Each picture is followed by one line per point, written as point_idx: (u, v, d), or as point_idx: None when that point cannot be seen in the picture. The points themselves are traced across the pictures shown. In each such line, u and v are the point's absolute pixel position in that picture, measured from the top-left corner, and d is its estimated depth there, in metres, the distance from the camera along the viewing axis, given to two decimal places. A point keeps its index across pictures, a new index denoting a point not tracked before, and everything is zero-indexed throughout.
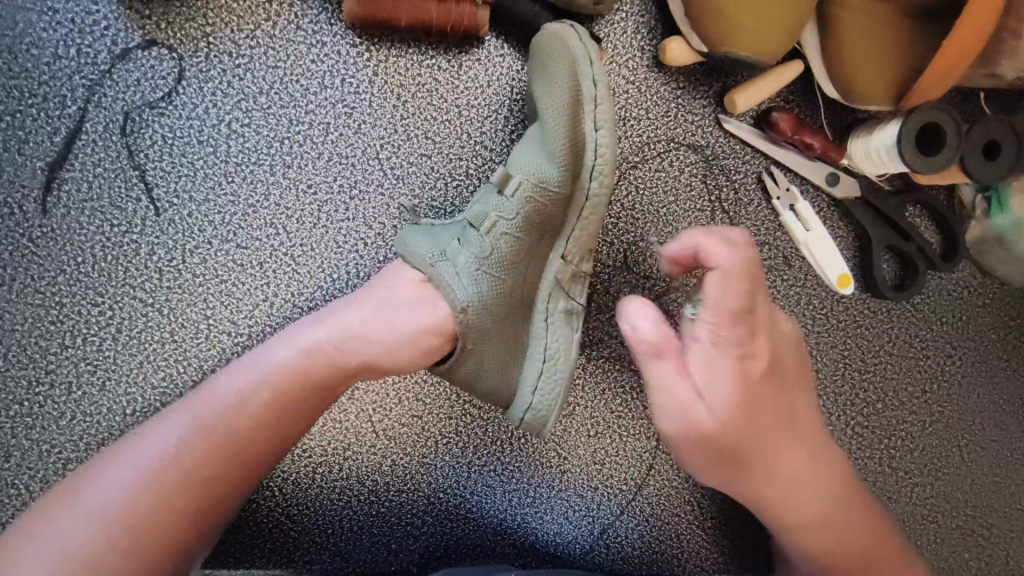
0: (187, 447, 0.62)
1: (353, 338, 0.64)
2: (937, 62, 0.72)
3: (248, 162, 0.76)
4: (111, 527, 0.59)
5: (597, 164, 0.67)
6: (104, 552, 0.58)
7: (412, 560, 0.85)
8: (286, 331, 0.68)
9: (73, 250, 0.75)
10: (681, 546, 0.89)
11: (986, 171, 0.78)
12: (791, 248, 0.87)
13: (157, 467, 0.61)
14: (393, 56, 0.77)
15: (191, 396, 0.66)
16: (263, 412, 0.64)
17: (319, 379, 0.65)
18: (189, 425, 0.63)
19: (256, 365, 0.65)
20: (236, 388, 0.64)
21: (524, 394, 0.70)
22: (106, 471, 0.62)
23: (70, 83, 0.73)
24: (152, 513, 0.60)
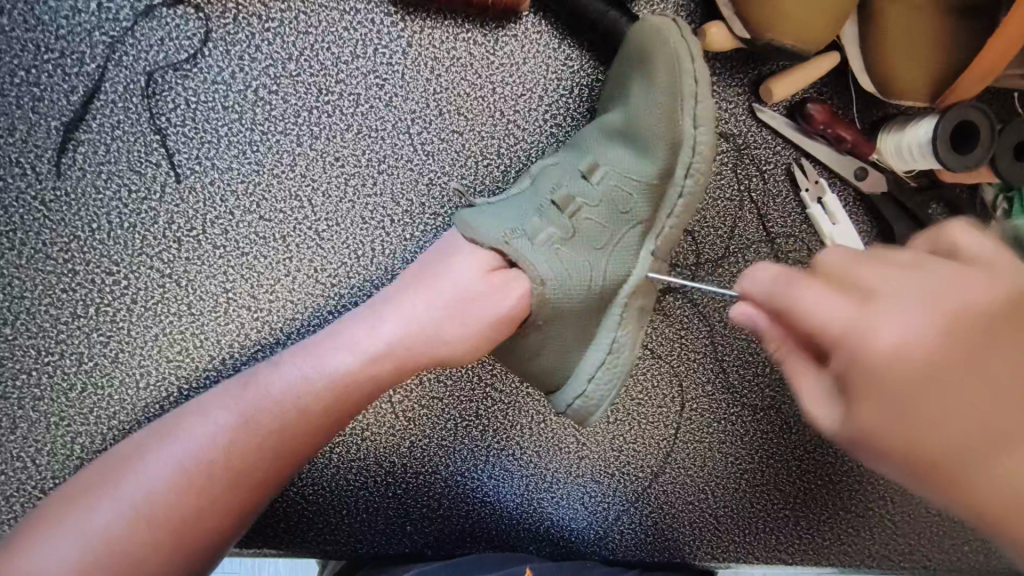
0: (236, 445, 0.58)
1: (426, 335, 0.61)
2: (969, 74, 0.73)
3: (274, 131, 0.74)
4: (153, 529, 0.55)
5: (694, 160, 0.67)
6: (144, 550, 0.55)
7: (426, 543, 0.84)
8: (345, 325, 0.62)
9: (89, 215, 0.71)
10: (693, 533, 0.90)
11: (1014, 172, 0.79)
12: (815, 241, 0.87)
13: (200, 466, 0.57)
14: (428, 27, 0.75)
15: (238, 387, 0.61)
16: (319, 412, 0.60)
17: (382, 379, 0.61)
18: (237, 420, 0.59)
19: (316, 363, 0.60)
20: (293, 388, 0.59)
21: (580, 379, 0.68)
22: (145, 459, 0.58)
23: (90, 39, 0.70)
24: (196, 513, 0.57)
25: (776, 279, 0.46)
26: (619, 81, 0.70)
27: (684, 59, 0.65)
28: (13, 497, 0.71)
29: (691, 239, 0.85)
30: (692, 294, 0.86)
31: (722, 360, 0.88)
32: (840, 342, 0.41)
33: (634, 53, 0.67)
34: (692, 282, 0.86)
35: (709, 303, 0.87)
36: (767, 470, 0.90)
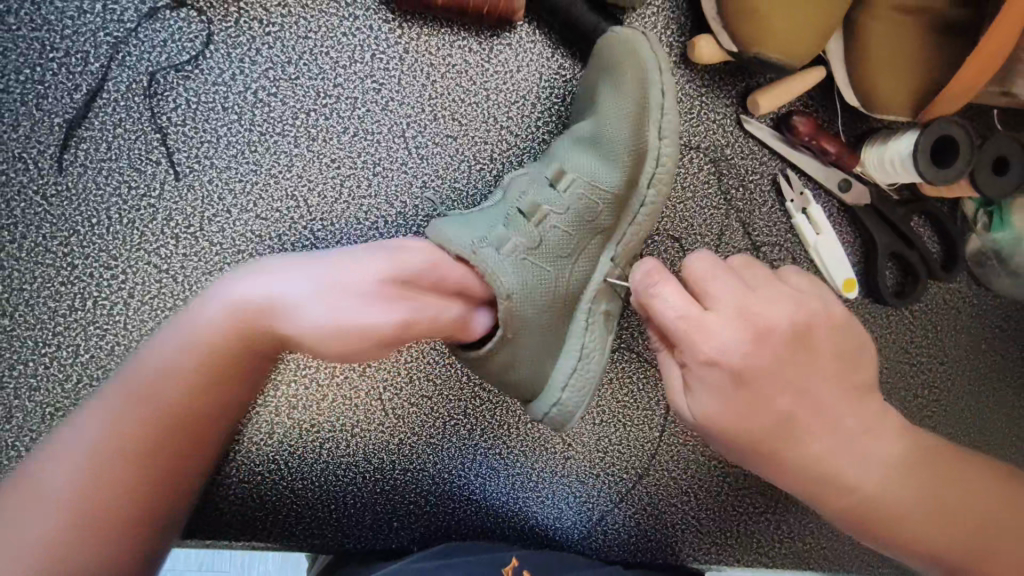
0: (167, 415, 0.61)
1: (353, 315, 0.63)
2: (954, 83, 0.75)
3: (272, 132, 0.76)
4: (102, 513, 0.58)
5: (658, 167, 0.70)
6: (88, 526, 0.57)
7: (412, 539, 0.86)
8: (268, 303, 0.64)
9: (89, 210, 0.73)
10: (676, 535, 0.91)
11: (993, 186, 0.81)
12: (799, 251, 0.89)
13: (136, 444, 0.59)
14: (425, 35, 0.77)
15: (162, 360, 0.63)
16: (234, 376, 0.63)
17: (320, 355, 0.64)
18: (170, 398, 0.61)
19: (246, 340, 0.63)
20: (223, 362, 0.62)
21: (554, 389, 0.70)
22: (79, 434, 0.59)
23: (94, 39, 0.72)
24: (141, 488, 0.60)
25: (708, 266, 0.60)
26: (591, 93, 0.73)
27: (648, 69, 0.69)
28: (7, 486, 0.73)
29: (678, 246, 0.87)
30: None
31: None
32: (689, 340, 0.58)
33: (602, 66, 0.72)
34: None
35: None
36: (749, 474, 0.92)
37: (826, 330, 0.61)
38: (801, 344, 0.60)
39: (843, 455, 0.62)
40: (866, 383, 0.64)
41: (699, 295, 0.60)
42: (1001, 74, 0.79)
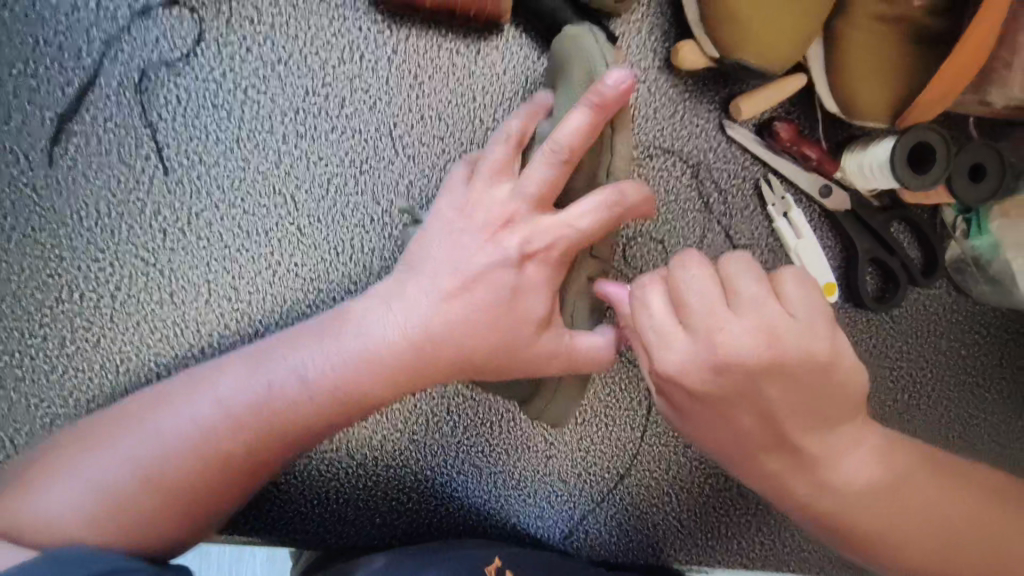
0: (241, 425, 0.61)
1: (445, 319, 0.63)
2: (936, 84, 0.77)
3: (261, 129, 0.77)
4: (159, 489, 0.58)
5: (613, 162, 0.67)
6: (147, 509, 0.58)
7: (395, 535, 0.86)
8: (373, 302, 0.65)
9: (78, 203, 0.74)
10: (657, 536, 0.92)
11: (967, 192, 0.83)
12: (781, 255, 0.91)
13: (213, 432, 0.60)
14: (414, 36, 0.79)
15: (257, 354, 0.64)
16: (335, 397, 0.63)
17: (413, 366, 0.64)
18: (255, 393, 0.62)
19: (345, 339, 0.64)
20: (317, 366, 0.63)
21: (545, 391, 0.72)
22: (161, 419, 0.61)
23: (87, 36, 0.73)
24: (202, 482, 0.60)
25: (682, 278, 0.61)
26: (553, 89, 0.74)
27: (590, 62, 0.68)
28: None
29: (661, 248, 0.88)
30: None
31: None
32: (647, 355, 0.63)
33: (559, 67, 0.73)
34: None
35: None
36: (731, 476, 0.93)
37: (792, 365, 0.60)
38: (760, 367, 0.61)
39: (797, 464, 0.67)
40: (835, 406, 0.64)
41: (673, 308, 0.62)
42: (976, 83, 0.82)
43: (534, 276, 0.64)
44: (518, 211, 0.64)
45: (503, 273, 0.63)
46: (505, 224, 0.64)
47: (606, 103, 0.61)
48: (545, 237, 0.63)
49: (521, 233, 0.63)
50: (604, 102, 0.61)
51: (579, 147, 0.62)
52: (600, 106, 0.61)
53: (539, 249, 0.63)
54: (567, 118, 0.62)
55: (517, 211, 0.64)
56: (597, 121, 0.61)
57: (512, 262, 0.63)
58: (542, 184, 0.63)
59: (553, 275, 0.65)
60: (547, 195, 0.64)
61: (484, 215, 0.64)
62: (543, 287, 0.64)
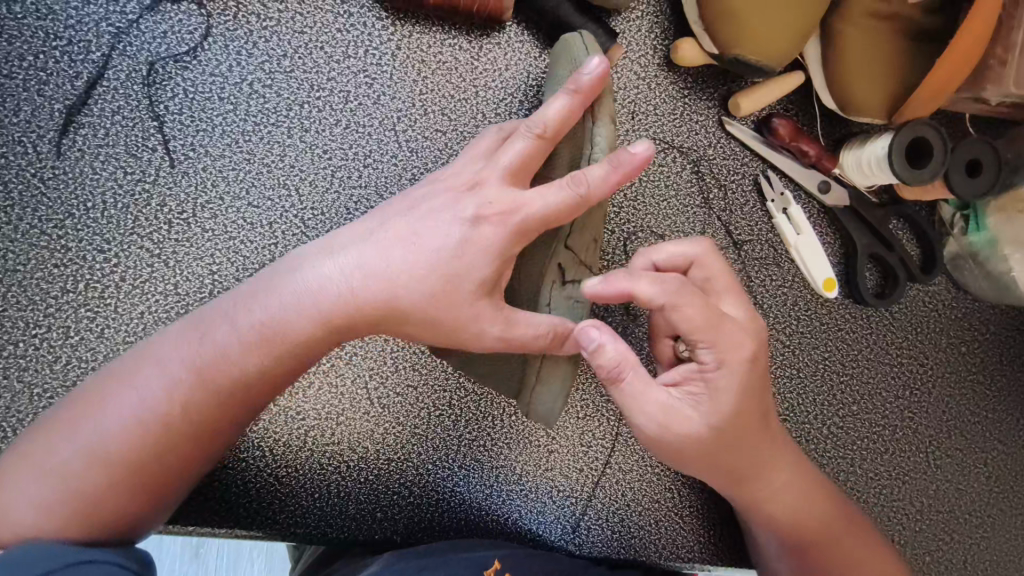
0: (191, 396, 0.58)
1: (399, 272, 0.59)
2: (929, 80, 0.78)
3: (266, 122, 0.78)
4: (109, 471, 0.55)
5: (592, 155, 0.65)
6: (108, 491, 0.55)
7: (395, 530, 0.85)
8: (314, 259, 0.62)
9: (85, 194, 0.75)
10: (659, 533, 0.91)
11: (965, 188, 0.83)
12: (781, 250, 0.91)
13: (159, 404, 0.57)
14: (417, 32, 0.80)
15: (198, 319, 0.61)
16: (281, 349, 0.60)
17: (369, 315, 0.61)
18: (195, 358, 0.58)
19: (289, 297, 0.60)
20: (265, 322, 0.60)
21: (528, 375, 0.70)
22: (104, 404, 0.57)
23: (96, 30, 0.75)
24: (154, 456, 0.57)
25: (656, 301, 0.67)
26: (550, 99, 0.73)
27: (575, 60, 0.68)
28: None
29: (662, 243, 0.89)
30: None
31: None
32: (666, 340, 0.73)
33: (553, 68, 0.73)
34: None
35: None
36: None
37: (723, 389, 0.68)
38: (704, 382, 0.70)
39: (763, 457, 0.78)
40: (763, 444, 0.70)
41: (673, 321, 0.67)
42: (971, 80, 0.83)
43: (485, 240, 0.59)
44: (488, 178, 0.59)
45: (453, 231, 0.59)
46: (470, 190, 0.59)
47: (584, 88, 0.58)
48: (505, 205, 0.59)
49: (481, 198, 0.59)
50: (582, 89, 0.58)
51: (557, 128, 0.58)
52: (579, 92, 0.58)
53: (498, 215, 0.58)
54: (547, 105, 0.59)
55: (486, 178, 0.60)
56: (577, 107, 0.58)
57: (464, 225, 0.59)
58: (518, 159, 0.59)
59: (508, 242, 0.59)
60: (522, 170, 0.60)
61: (450, 182, 0.61)
62: (494, 250, 0.59)
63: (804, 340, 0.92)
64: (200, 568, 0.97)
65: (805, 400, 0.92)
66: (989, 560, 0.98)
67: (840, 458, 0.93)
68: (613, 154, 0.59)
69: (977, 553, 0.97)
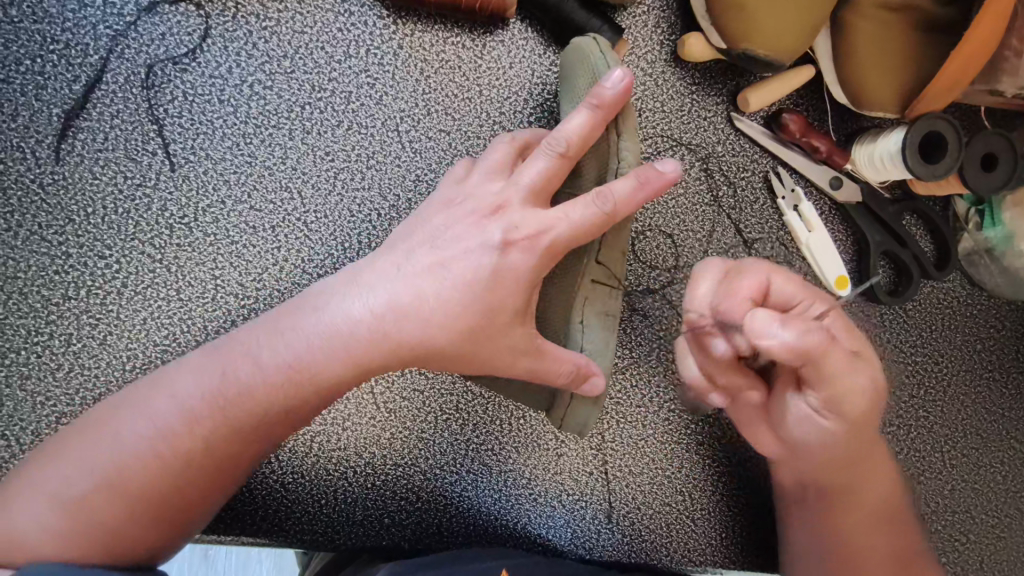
0: (209, 429, 0.56)
1: (425, 304, 0.57)
2: (944, 72, 0.76)
3: (267, 125, 0.77)
4: (123, 501, 0.54)
5: (618, 167, 0.63)
6: (119, 523, 0.54)
7: (403, 536, 0.84)
8: (340, 289, 0.60)
9: (85, 200, 0.74)
10: (671, 536, 0.90)
11: (982, 181, 0.81)
12: (791, 248, 0.90)
13: (176, 437, 0.55)
14: (419, 31, 0.79)
15: (220, 349, 0.60)
16: (304, 385, 0.58)
17: (392, 354, 0.59)
18: (214, 391, 0.57)
19: (313, 329, 0.58)
20: (285, 359, 0.58)
21: (558, 400, 0.68)
22: (120, 428, 0.56)
23: (94, 33, 0.74)
24: (171, 488, 0.55)
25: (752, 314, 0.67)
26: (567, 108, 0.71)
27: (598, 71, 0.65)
28: None
29: (670, 242, 0.87)
30: (670, 295, 0.87)
31: None
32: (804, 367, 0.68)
33: (571, 79, 0.70)
34: (672, 284, 0.88)
35: None
36: (744, 474, 0.91)
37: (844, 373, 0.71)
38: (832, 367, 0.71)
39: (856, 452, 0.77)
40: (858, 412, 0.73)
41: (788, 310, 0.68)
42: (987, 72, 0.81)
43: (514, 264, 0.58)
44: (512, 198, 0.59)
45: (481, 258, 0.58)
46: (494, 213, 0.59)
47: (606, 103, 0.58)
48: (533, 226, 0.58)
49: (508, 220, 0.59)
50: (603, 102, 0.58)
51: (580, 145, 0.59)
52: (601, 106, 0.58)
53: (525, 236, 0.58)
54: (568, 120, 0.59)
55: (509, 199, 0.60)
56: (599, 122, 0.59)
57: (494, 250, 0.58)
58: (541, 178, 0.59)
59: (537, 265, 0.59)
60: (545, 189, 0.60)
61: (473, 207, 0.61)
62: (524, 274, 0.58)
63: None
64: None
65: None
66: (1006, 561, 0.96)
67: None
68: (640, 170, 0.59)
69: (995, 553, 0.96)
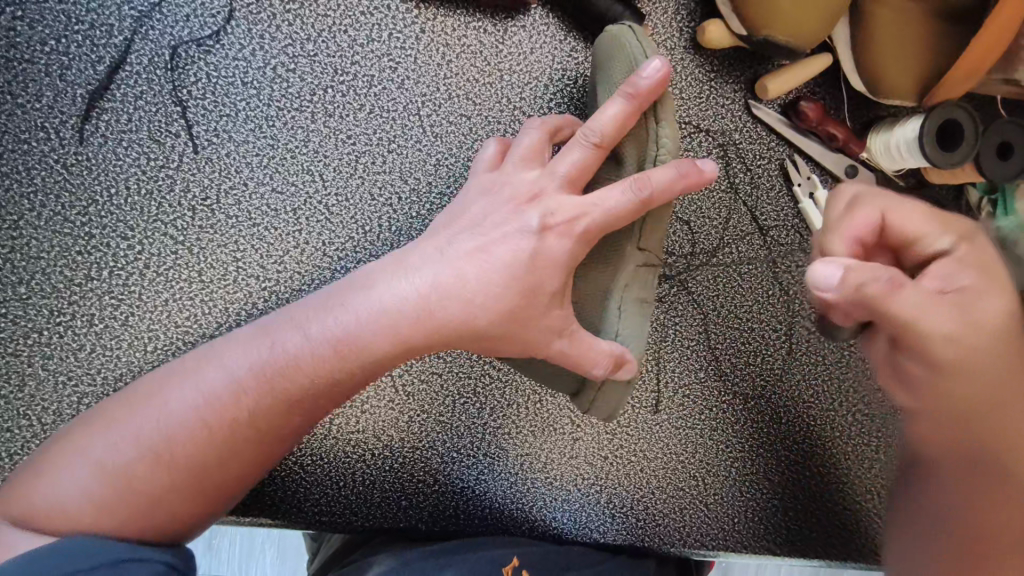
0: (253, 405, 0.56)
1: (467, 287, 0.57)
2: (964, 60, 0.77)
3: (290, 107, 0.77)
4: (166, 471, 0.54)
5: (659, 154, 0.63)
6: (161, 493, 0.54)
7: (420, 519, 0.85)
8: (387, 269, 0.60)
9: (108, 180, 0.74)
10: (684, 520, 0.90)
11: (998, 171, 0.82)
12: (806, 236, 0.91)
13: (221, 410, 0.55)
14: (442, 15, 0.79)
15: (269, 326, 0.59)
16: (349, 366, 0.58)
17: (434, 337, 0.58)
18: (260, 366, 0.57)
19: (360, 309, 0.58)
20: (330, 338, 0.57)
21: (587, 390, 0.68)
22: (165, 400, 0.56)
23: (118, 13, 0.74)
24: (213, 462, 0.55)
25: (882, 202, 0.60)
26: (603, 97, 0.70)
27: (635, 61, 0.64)
28: (17, 456, 0.72)
29: (687, 229, 0.88)
30: (686, 281, 0.89)
31: (715, 349, 0.90)
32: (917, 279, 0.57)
33: (607, 69, 0.69)
34: (688, 271, 0.88)
35: (703, 291, 0.89)
36: (758, 460, 0.92)
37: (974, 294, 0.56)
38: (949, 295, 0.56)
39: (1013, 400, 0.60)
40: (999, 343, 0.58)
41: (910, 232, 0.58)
42: (1003, 61, 0.82)
43: (551, 249, 0.59)
44: (547, 187, 0.60)
45: (522, 243, 0.58)
46: (532, 199, 0.60)
47: (641, 92, 0.58)
48: (569, 211, 0.59)
49: (545, 206, 0.59)
50: (639, 92, 0.58)
51: (614, 135, 0.59)
52: (636, 96, 0.58)
53: (561, 222, 0.59)
54: (602, 109, 0.59)
55: (544, 188, 0.60)
56: (633, 111, 0.59)
57: (531, 234, 0.58)
58: (575, 168, 0.60)
59: (573, 250, 0.59)
60: (579, 178, 0.60)
61: (512, 191, 0.61)
62: (562, 259, 0.59)
63: None
64: (220, 560, 0.97)
65: (830, 387, 0.93)
66: None
67: (864, 444, 0.94)
68: (680, 162, 0.59)
69: None
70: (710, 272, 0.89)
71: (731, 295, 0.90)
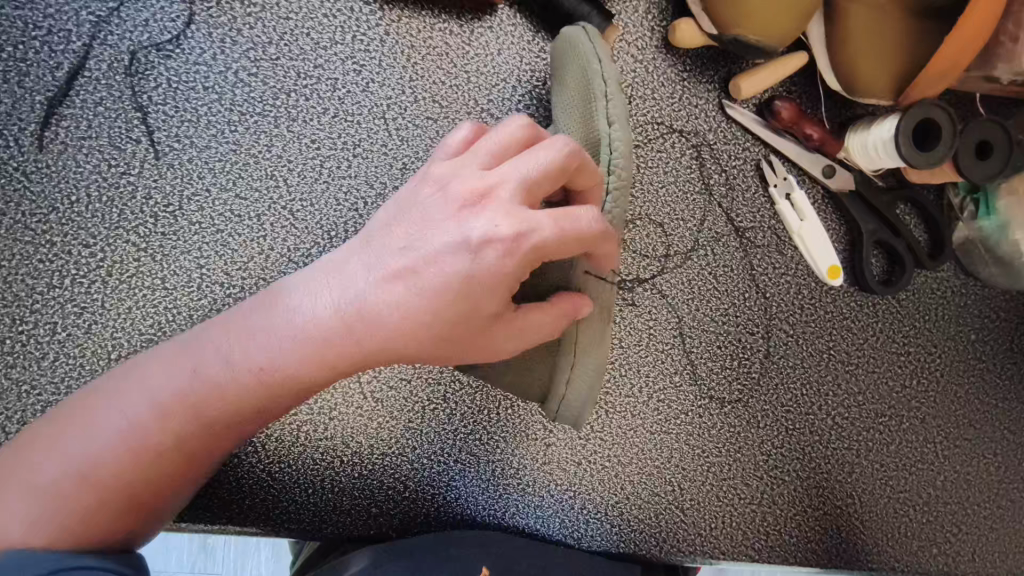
0: (185, 423, 0.56)
1: (399, 304, 0.54)
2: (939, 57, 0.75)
3: (253, 112, 0.76)
4: (104, 489, 0.54)
5: (612, 159, 0.63)
6: (100, 510, 0.54)
7: (391, 525, 0.84)
8: (316, 278, 0.57)
9: (69, 188, 0.73)
10: (661, 526, 0.89)
11: (976, 170, 0.80)
12: (783, 238, 0.89)
13: (152, 429, 0.55)
14: (407, 17, 0.78)
15: (197, 339, 0.58)
16: (279, 382, 0.56)
17: (365, 352, 0.55)
18: (189, 384, 0.55)
19: (289, 322, 0.55)
20: (258, 355, 0.55)
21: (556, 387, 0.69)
22: (99, 417, 0.55)
23: (77, 19, 0.73)
24: (148, 476, 0.55)
25: None
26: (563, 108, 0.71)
27: (589, 66, 0.65)
28: None
29: (661, 231, 0.87)
30: (660, 285, 0.87)
31: (690, 353, 0.89)
32: None
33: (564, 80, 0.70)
34: (662, 274, 0.87)
35: (678, 294, 0.88)
36: (736, 464, 0.91)
37: None
38: None
39: None
40: None
41: None
42: (981, 58, 0.80)
43: (491, 266, 0.53)
44: (491, 196, 0.54)
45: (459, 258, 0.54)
46: (474, 207, 0.54)
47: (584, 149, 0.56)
48: (514, 227, 0.53)
49: (486, 218, 0.53)
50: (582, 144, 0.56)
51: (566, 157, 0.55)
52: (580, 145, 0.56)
53: (504, 237, 0.53)
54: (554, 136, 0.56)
55: (489, 196, 0.54)
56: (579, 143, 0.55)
57: (469, 248, 0.53)
58: (526, 178, 0.54)
59: (516, 269, 0.54)
60: (530, 189, 0.55)
61: (451, 197, 0.55)
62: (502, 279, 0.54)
63: (806, 329, 0.90)
64: (195, 567, 0.97)
65: (809, 390, 0.92)
66: (997, 552, 0.96)
67: (844, 448, 0.93)
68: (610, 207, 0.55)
69: (986, 543, 0.96)
70: (685, 275, 0.88)
71: (706, 298, 0.88)
